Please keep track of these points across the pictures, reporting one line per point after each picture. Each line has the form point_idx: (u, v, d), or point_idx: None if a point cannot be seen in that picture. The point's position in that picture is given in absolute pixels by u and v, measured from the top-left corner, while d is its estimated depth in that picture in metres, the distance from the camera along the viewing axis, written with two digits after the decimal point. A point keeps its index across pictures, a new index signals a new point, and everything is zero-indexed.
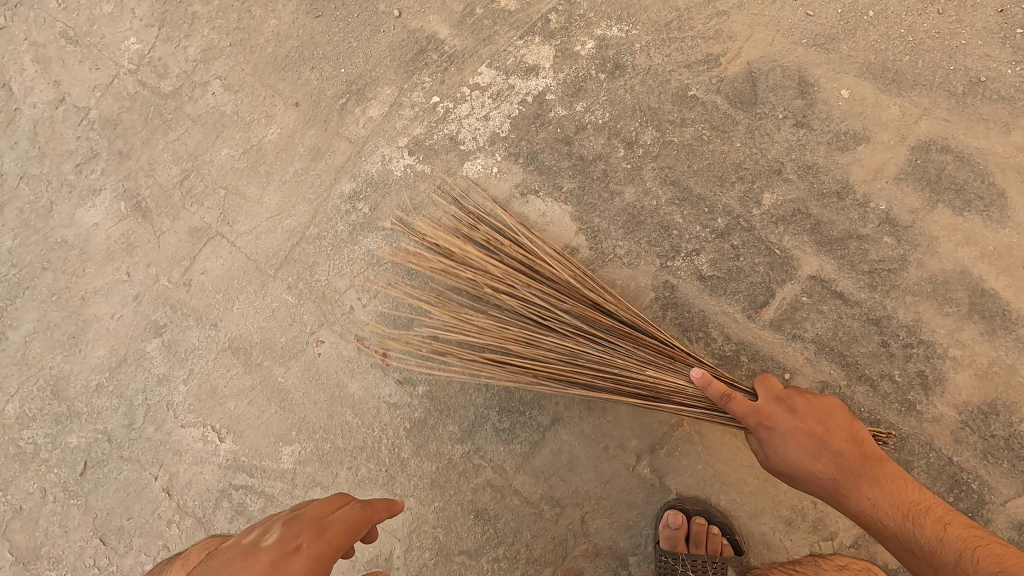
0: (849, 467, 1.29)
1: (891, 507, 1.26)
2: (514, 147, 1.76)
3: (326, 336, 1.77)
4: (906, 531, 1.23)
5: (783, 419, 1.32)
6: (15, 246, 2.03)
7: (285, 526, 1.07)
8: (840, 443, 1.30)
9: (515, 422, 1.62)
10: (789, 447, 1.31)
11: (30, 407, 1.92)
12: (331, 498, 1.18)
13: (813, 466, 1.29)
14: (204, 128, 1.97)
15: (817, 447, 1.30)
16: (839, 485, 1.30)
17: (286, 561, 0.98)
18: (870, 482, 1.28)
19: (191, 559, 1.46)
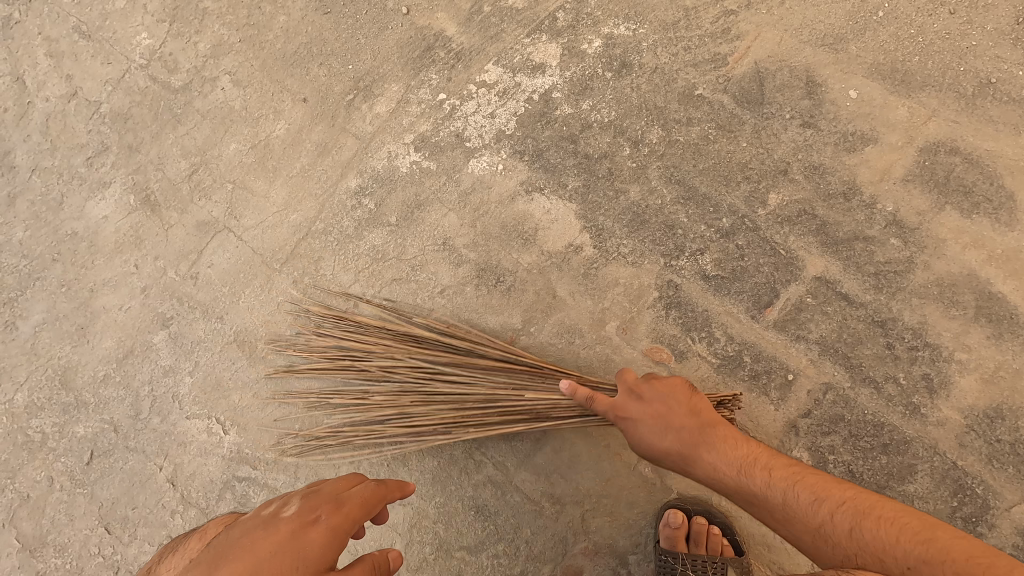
0: (716, 439, 1.30)
1: (805, 491, 1.18)
2: (519, 145, 1.76)
3: (330, 330, 1.79)
4: (825, 515, 1.13)
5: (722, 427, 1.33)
6: (26, 237, 2.06)
7: (303, 500, 1.08)
8: (699, 411, 1.35)
9: None
10: (640, 426, 1.34)
11: (38, 396, 1.95)
12: (346, 476, 1.20)
13: (667, 436, 1.31)
14: (213, 123, 1.99)
15: (697, 414, 1.34)
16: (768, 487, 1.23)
17: (306, 532, 1.01)
18: (738, 450, 1.29)
19: (207, 532, 1.35)
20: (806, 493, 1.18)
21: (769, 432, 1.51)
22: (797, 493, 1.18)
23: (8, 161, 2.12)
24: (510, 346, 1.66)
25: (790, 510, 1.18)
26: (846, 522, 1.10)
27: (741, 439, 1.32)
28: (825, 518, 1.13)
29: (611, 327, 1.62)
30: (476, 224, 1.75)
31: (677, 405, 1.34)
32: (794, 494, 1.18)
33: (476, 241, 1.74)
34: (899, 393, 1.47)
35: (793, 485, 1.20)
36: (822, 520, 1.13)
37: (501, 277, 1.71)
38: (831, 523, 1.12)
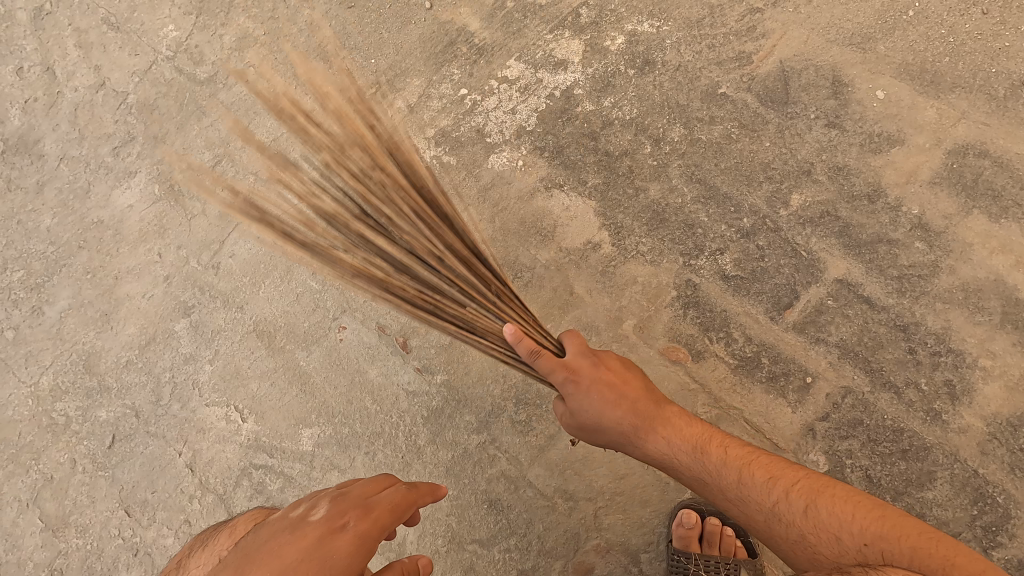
0: (669, 430, 1.35)
1: (765, 480, 1.24)
2: (539, 141, 1.76)
3: (347, 322, 1.80)
4: (793, 508, 1.18)
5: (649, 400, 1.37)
6: (54, 225, 2.11)
7: (332, 504, 1.14)
8: (625, 380, 1.40)
9: (532, 415, 1.64)
10: (580, 406, 1.36)
11: (63, 380, 1.99)
12: (376, 478, 1.23)
13: (619, 422, 1.36)
14: (237, 115, 2.02)
15: (616, 399, 1.35)
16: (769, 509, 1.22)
17: (333, 539, 1.06)
18: (692, 431, 1.36)
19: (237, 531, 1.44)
20: (763, 476, 1.24)
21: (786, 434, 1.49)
22: (756, 484, 1.24)
23: (38, 150, 2.17)
24: None
25: (755, 493, 1.23)
26: (807, 513, 1.17)
27: (684, 423, 1.38)
28: (789, 514, 1.18)
29: (627, 325, 1.61)
30: (495, 219, 1.75)
31: (610, 374, 1.39)
32: (758, 485, 1.24)
33: (494, 237, 1.74)
34: (920, 398, 1.44)
35: (754, 477, 1.25)
36: (791, 513, 1.18)
37: (517, 272, 1.70)
38: (798, 514, 1.18)
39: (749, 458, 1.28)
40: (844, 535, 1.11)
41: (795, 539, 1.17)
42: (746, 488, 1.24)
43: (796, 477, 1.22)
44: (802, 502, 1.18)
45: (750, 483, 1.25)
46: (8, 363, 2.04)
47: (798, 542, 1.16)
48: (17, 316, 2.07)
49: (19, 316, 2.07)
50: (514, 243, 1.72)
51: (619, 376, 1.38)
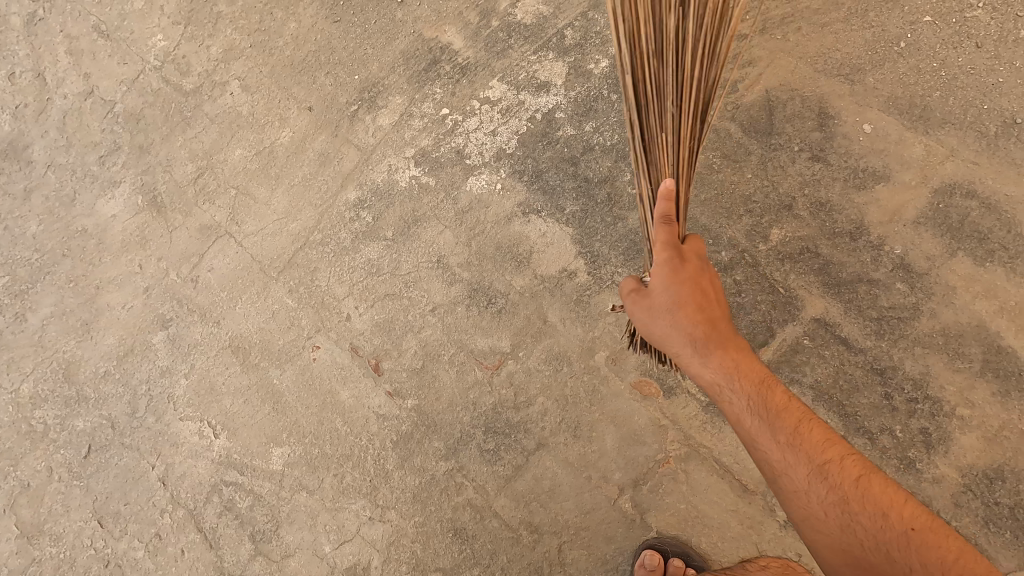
0: (712, 345, 1.13)
1: (798, 443, 1.07)
2: (519, 165, 1.73)
3: (322, 342, 1.79)
4: (813, 478, 1.06)
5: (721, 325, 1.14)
6: (40, 232, 2.12)
7: None
8: (709, 294, 1.16)
9: (500, 444, 1.62)
10: (659, 289, 1.16)
11: (43, 387, 2.01)
12: None
13: (679, 324, 1.14)
14: (221, 127, 2.01)
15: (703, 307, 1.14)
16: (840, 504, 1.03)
17: None
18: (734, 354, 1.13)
19: None
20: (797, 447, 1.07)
21: (755, 476, 1.47)
22: (794, 444, 1.07)
23: (27, 155, 2.18)
24: (498, 368, 1.65)
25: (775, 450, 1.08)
26: (830, 484, 1.04)
27: (729, 335, 1.16)
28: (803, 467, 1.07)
29: (600, 356, 1.59)
30: (471, 243, 1.73)
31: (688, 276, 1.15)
32: (786, 447, 1.07)
33: (470, 261, 1.72)
34: (894, 445, 1.40)
35: (794, 432, 1.08)
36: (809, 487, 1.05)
37: (492, 298, 1.69)
38: (819, 489, 1.05)
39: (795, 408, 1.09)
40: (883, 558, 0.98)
41: (792, 491, 1.07)
42: (766, 448, 1.09)
43: (824, 443, 1.06)
44: (837, 476, 1.04)
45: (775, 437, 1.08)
46: None
47: (796, 504, 1.07)
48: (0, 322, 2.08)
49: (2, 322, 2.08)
50: (490, 268, 1.71)
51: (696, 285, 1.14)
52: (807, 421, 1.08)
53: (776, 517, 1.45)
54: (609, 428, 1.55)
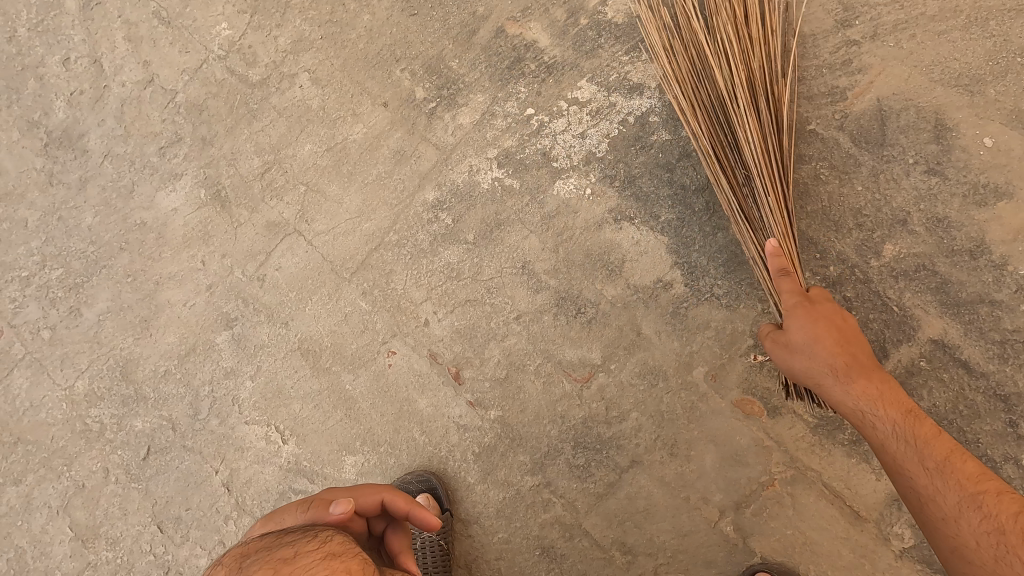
0: (854, 373, 1.25)
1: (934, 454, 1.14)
2: (610, 169, 1.66)
3: (398, 347, 1.73)
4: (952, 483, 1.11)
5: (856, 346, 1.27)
6: (95, 223, 2.04)
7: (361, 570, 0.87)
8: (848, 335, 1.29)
9: (590, 460, 1.56)
10: (795, 329, 1.32)
11: (99, 385, 1.94)
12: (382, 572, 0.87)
13: (817, 357, 1.28)
14: (289, 121, 1.93)
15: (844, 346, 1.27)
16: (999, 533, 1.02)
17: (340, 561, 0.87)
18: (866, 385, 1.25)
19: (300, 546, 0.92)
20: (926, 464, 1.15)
21: (868, 503, 1.40)
22: (926, 452, 1.15)
23: (83, 144, 2.11)
24: (588, 381, 1.59)
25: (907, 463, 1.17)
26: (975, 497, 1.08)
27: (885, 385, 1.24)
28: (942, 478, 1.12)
29: (698, 372, 1.53)
30: (558, 249, 1.66)
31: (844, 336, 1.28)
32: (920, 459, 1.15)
33: (557, 268, 1.66)
34: (1019, 475, 1.36)
35: (936, 450, 1.15)
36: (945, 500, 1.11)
37: (582, 308, 1.62)
38: (972, 518, 1.07)
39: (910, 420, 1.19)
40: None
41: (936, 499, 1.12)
42: (902, 456, 1.18)
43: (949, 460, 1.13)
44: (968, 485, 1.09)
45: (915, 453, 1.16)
46: (44, 363, 2.00)
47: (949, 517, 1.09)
48: (54, 316, 2.02)
49: (56, 316, 2.02)
50: (578, 275, 1.64)
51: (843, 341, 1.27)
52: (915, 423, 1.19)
53: (890, 547, 1.38)
54: (708, 447, 1.50)
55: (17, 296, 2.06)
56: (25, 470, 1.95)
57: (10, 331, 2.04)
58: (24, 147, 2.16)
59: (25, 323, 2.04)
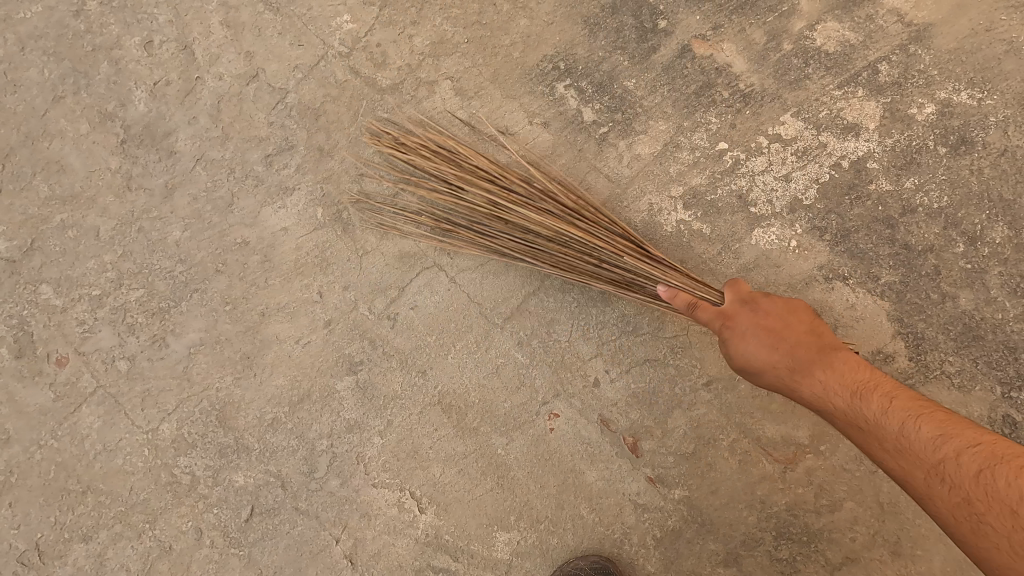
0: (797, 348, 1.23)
1: (842, 389, 1.18)
2: (820, 220, 1.46)
3: (561, 409, 1.50)
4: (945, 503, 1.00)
5: (742, 316, 1.27)
6: (185, 238, 1.76)
7: None
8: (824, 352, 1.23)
9: (796, 553, 1.40)
10: (749, 351, 1.25)
11: (189, 430, 1.66)
12: None
13: (773, 355, 1.24)
14: (427, 135, 1.68)
15: (781, 344, 1.23)
16: (799, 367, 1.22)
17: None
18: (853, 374, 1.18)
19: None
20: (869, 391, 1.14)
21: None
22: (804, 375, 1.22)
23: (169, 144, 1.81)
24: (792, 463, 1.41)
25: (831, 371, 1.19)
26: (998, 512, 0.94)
27: (846, 367, 1.20)
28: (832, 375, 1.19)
29: None
30: None
31: (795, 323, 1.26)
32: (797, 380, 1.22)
33: None
34: None
35: (875, 395, 1.14)
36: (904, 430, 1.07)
37: None
38: (918, 431, 1.06)
39: (808, 333, 1.25)
40: (903, 427, 1.08)
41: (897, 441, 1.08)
42: (770, 373, 1.26)
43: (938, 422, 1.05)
44: (977, 461, 0.97)
45: (758, 339, 1.25)
46: (120, 401, 1.71)
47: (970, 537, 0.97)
48: (133, 345, 1.73)
49: (135, 345, 1.73)
50: None
51: (806, 330, 1.25)
52: (812, 343, 1.23)
53: None
54: (937, 547, 1.35)
55: (87, 318, 1.77)
56: (95, 525, 1.67)
57: (78, 360, 1.75)
58: (95, 143, 1.86)
59: (97, 351, 1.75)
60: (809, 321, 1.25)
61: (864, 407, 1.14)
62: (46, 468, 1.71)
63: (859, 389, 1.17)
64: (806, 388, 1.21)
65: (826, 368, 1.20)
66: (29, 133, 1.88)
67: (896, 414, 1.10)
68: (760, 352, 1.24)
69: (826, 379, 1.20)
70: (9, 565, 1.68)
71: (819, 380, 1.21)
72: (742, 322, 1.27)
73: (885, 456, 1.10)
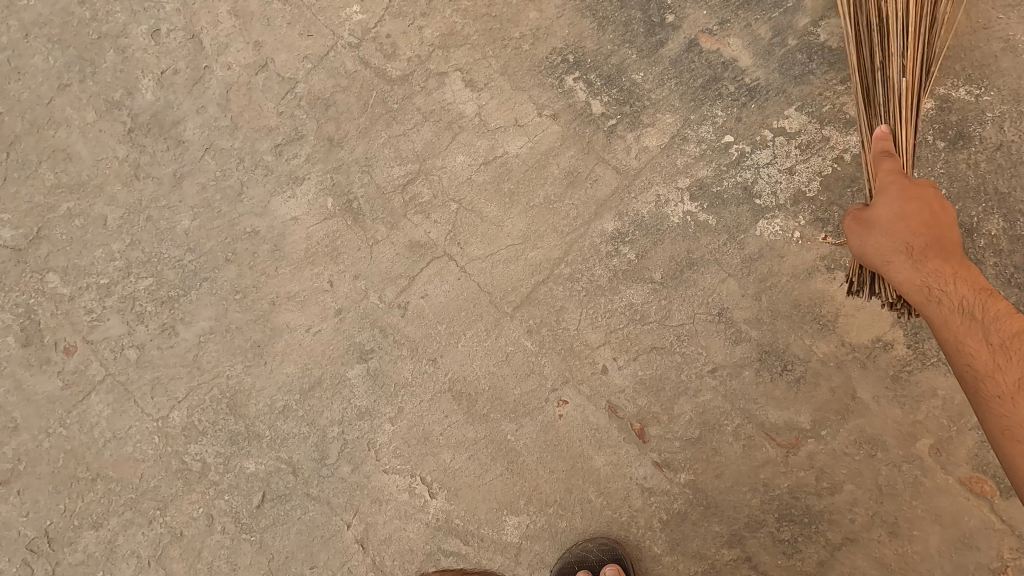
0: (931, 253, 1.19)
1: (963, 283, 1.16)
2: (822, 212, 1.50)
3: (570, 396, 1.53)
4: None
5: (900, 176, 1.27)
6: (194, 227, 1.76)
7: None
8: (942, 219, 1.23)
9: (797, 535, 1.44)
10: (882, 206, 1.27)
11: (199, 417, 1.68)
12: None
13: (897, 235, 1.23)
14: (437, 126, 1.69)
15: (925, 219, 1.22)
16: (922, 250, 1.20)
17: None
18: (954, 262, 1.18)
19: None
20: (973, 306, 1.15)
21: None
22: (920, 262, 1.19)
23: (177, 133, 1.82)
24: (794, 447, 1.45)
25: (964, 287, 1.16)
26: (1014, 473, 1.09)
27: (961, 271, 1.18)
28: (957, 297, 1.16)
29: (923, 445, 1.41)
30: (762, 297, 1.50)
31: (916, 210, 1.23)
32: (912, 264, 1.19)
33: (761, 319, 1.49)
34: None
35: (980, 313, 1.14)
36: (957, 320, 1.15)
37: (789, 364, 1.47)
38: (996, 331, 1.12)
39: (948, 237, 1.21)
40: (981, 322, 1.13)
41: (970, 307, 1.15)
42: (879, 241, 1.26)
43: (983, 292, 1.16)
44: (1022, 375, 1.08)
45: (899, 210, 1.24)
46: (130, 389, 1.72)
47: (1005, 443, 1.06)
48: (142, 333, 1.74)
49: (145, 333, 1.74)
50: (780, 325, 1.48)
51: (931, 219, 1.21)
52: (938, 249, 1.20)
53: None
54: (933, 527, 1.40)
55: (95, 307, 1.77)
56: (106, 512, 1.68)
57: (87, 348, 1.76)
58: (102, 132, 1.85)
59: (106, 339, 1.75)
60: (931, 216, 1.22)
61: (968, 297, 1.16)
62: (55, 455, 1.71)
63: (985, 288, 1.16)
64: (904, 269, 1.21)
65: (942, 256, 1.19)
66: (33, 121, 1.87)
67: (994, 307, 1.14)
68: (893, 211, 1.25)
69: (929, 265, 1.19)
70: (19, 553, 1.69)
71: (922, 266, 1.19)
72: (879, 218, 1.27)
73: (960, 354, 1.14)
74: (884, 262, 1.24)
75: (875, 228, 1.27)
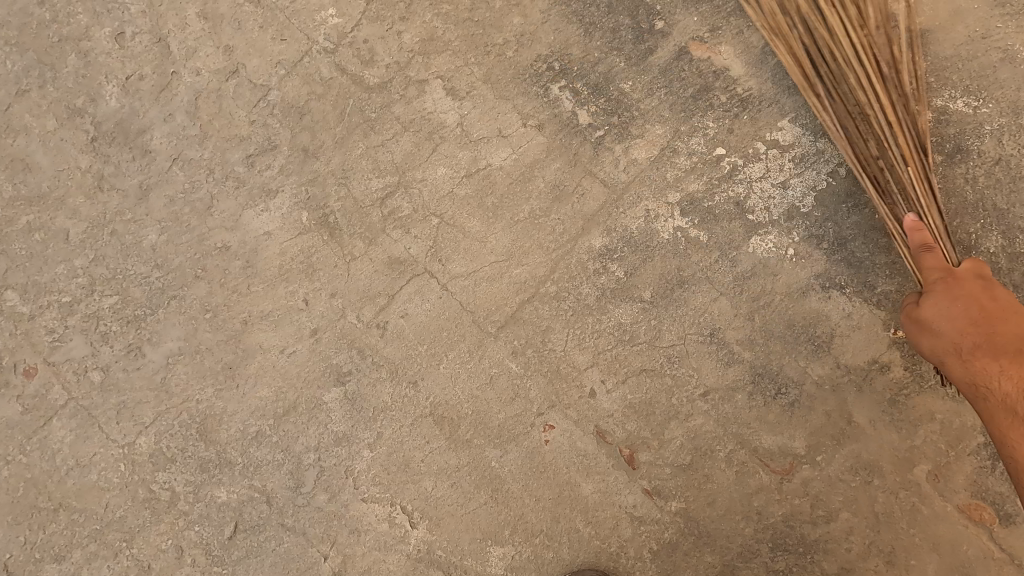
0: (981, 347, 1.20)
1: (1000, 364, 1.19)
2: (817, 228, 1.45)
3: (556, 421, 1.47)
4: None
5: (966, 283, 1.23)
6: (162, 242, 1.68)
7: None
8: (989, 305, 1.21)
9: (791, 564, 1.39)
10: (931, 310, 1.23)
11: (168, 444, 1.60)
12: None
13: (950, 333, 1.22)
14: (417, 137, 1.61)
15: (978, 325, 1.20)
16: (974, 350, 1.20)
17: None
18: (1005, 350, 1.20)
19: None
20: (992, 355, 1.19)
21: None
22: (970, 360, 1.21)
23: (143, 143, 1.72)
24: (788, 474, 1.40)
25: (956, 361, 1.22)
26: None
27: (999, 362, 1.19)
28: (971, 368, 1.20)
29: (920, 471, 1.36)
30: (755, 317, 1.44)
31: (968, 304, 1.21)
32: (964, 364, 1.21)
33: (754, 340, 1.43)
34: None
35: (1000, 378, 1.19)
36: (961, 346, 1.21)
37: (782, 387, 1.41)
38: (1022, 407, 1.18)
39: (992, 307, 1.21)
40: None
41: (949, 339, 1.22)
42: (936, 338, 1.23)
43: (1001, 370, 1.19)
44: None
45: (950, 317, 1.21)
46: (94, 414, 1.63)
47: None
48: (107, 355, 1.65)
49: (109, 355, 1.65)
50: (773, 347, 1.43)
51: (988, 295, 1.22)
52: (989, 346, 1.20)
53: None
54: (930, 556, 1.36)
55: (56, 326, 1.68)
56: (68, 544, 1.59)
57: (48, 370, 1.66)
58: (63, 140, 1.76)
59: (68, 361, 1.66)
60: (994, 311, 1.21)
61: (982, 374, 1.20)
62: (15, 484, 1.62)
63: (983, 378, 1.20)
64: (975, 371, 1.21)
65: (994, 354, 1.19)
66: None
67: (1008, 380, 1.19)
68: (948, 319, 1.22)
69: (994, 363, 1.19)
70: None
71: (995, 364, 1.19)
72: (961, 291, 1.22)
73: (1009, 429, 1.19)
74: (924, 327, 1.25)
75: (938, 322, 1.23)
